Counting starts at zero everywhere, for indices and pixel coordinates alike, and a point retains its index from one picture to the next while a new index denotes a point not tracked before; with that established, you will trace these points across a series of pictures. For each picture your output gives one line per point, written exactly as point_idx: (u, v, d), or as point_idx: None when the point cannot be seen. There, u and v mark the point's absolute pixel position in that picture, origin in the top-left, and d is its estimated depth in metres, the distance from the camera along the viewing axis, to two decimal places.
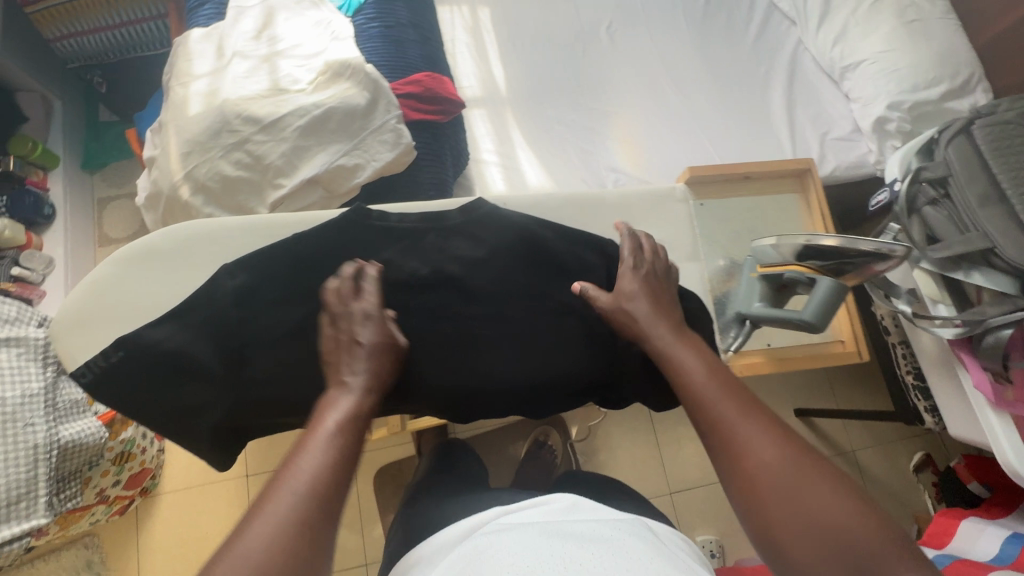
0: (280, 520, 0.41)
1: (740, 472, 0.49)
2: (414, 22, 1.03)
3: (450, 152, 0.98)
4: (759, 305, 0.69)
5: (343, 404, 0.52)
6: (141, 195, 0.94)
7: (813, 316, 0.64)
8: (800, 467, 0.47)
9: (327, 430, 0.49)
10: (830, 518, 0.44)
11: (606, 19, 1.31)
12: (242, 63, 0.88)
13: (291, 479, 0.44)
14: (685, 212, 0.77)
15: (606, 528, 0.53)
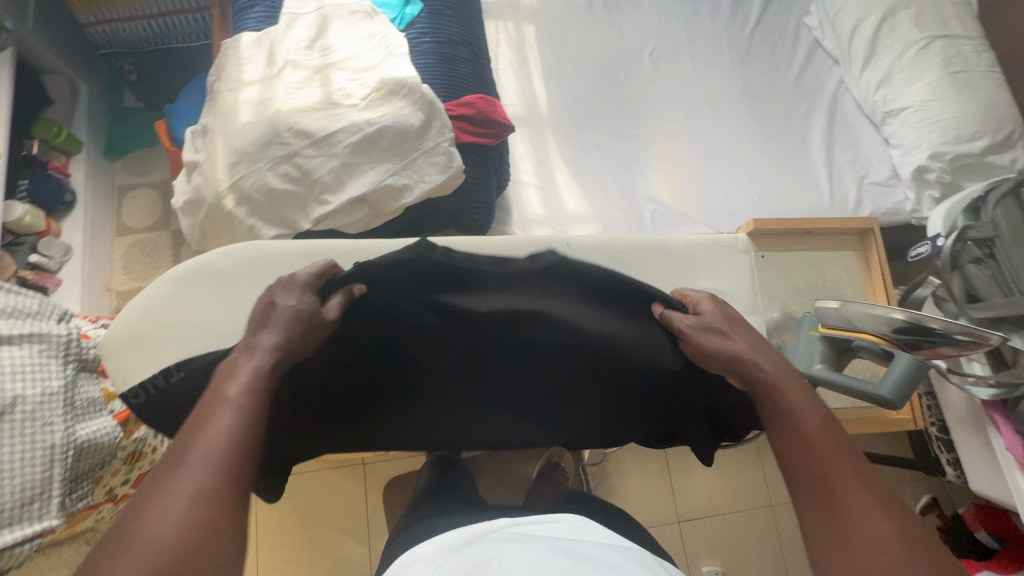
0: (198, 477, 0.43)
1: (834, 527, 0.47)
2: (465, 39, 1.02)
3: (495, 175, 0.97)
4: (821, 367, 0.78)
5: (245, 366, 0.52)
6: (178, 198, 0.92)
7: (890, 395, 0.73)
8: (906, 544, 0.44)
9: (229, 395, 0.49)
10: None
11: (650, 44, 1.30)
12: (295, 73, 0.86)
13: (198, 442, 0.45)
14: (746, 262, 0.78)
15: (593, 544, 0.55)
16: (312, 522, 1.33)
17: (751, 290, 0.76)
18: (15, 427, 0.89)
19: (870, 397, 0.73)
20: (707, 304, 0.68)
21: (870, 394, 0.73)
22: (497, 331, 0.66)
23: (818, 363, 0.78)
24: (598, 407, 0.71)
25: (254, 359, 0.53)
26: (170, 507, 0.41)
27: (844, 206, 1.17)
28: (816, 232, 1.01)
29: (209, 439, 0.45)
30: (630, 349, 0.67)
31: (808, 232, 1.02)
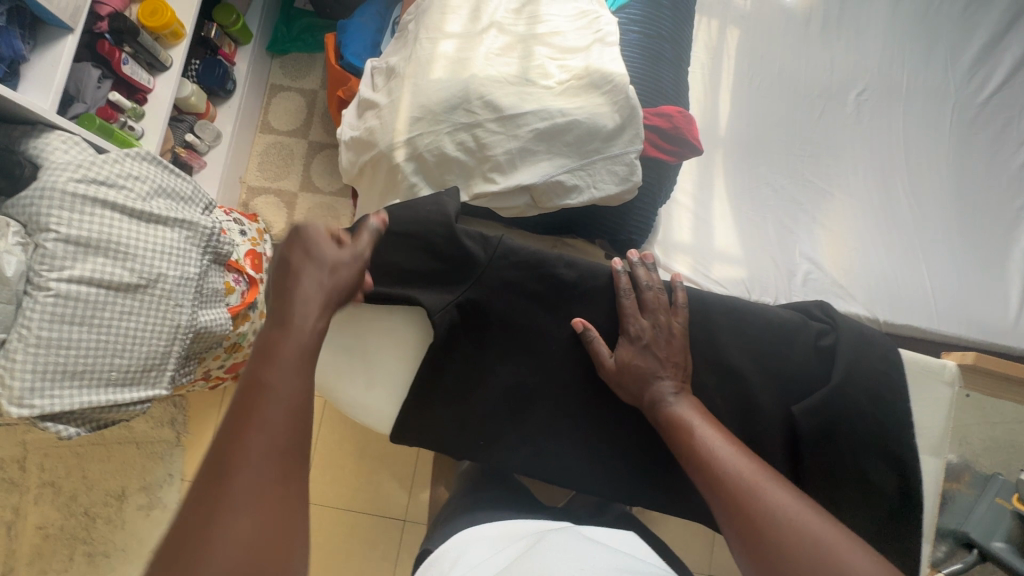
0: (240, 532, 0.38)
1: (748, 501, 0.49)
2: (673, 36, 0.92)
3: (663, 194, 0.90)
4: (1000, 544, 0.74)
5: (293, 339, 0.49)
6: (346, 130, 0.91)
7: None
8: (804, 510, 0.48)
9: (280, 369, 0.46)
10: (834, 548, 0.44)
11: (862, 83, 1.14)
12: (498, 36, 0.81)
13: (251, 429, 0.42)
14: (947, 397, 0.66)
15: (646, 563, 0.57)
16: (364, 456, 1.36)
17: (943, 428, 0.65)
18: (152, 301, 0.93)
19: None
20: (652, 276, 0.64)
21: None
22: (606, 288, 0.65)
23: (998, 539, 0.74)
24: (772, 393, 0.63)
25: (289, 377, 0.47)
26: None
27: None
28: None
29: (243, 470, 0.41)
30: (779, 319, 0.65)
31: None
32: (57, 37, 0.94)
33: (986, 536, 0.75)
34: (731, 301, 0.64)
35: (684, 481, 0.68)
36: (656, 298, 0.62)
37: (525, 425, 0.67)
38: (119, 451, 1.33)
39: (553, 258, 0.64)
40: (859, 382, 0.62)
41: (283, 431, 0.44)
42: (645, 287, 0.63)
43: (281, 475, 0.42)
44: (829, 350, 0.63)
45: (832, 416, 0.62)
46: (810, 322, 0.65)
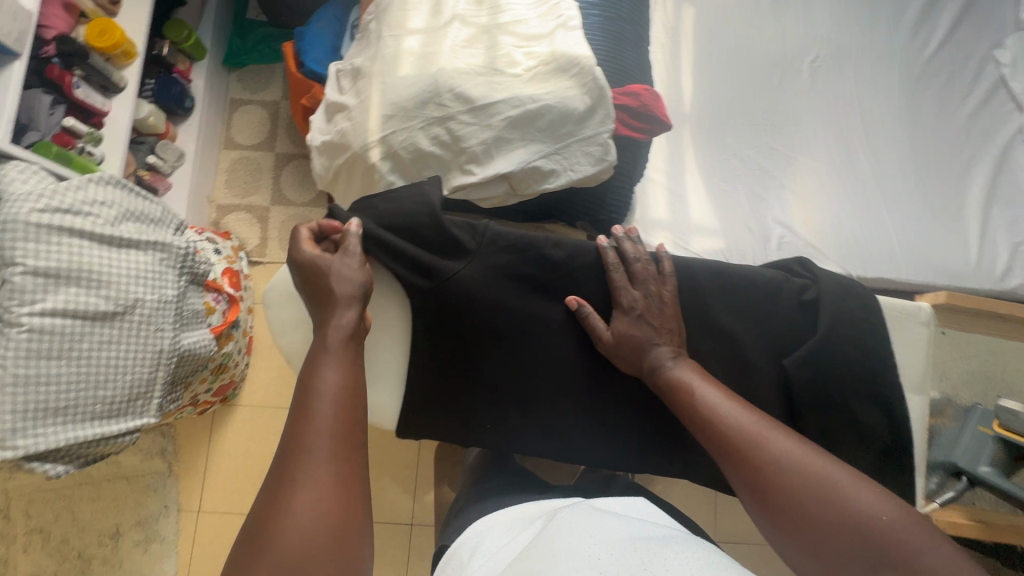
0: (295, 511, 0.46)
1: (754, 453, 0.51)
2: (632, 16, 0.94)
3: (638, 172, 0.91)
4: (986, 469, 0.78)
5: (338, 338, 0.57)
6: (317, 136, 0.91)
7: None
8: (806, 454, 0.50)
9: (318, 375, 0.54)
10: (834, 486, 0.48)
11: (814, 50, 1.18)
12: (462, 29, 0.82)
13: (305, 427, 0.50)
14: (924, 337, 0.68)
15: (660, 527, 0.58)
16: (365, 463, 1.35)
17: (924, 367, 0.68)
18: (131, 328, 0.90)
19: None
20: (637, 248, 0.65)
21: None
22: (593, 265, 0.66)
23: (983, 465, 0.79)
24: (762, 350, 0.65)
25: (327, 375, 0.54)
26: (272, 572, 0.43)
27: (990, 271, 1.08)
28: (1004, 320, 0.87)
29: (302, 459, 0.48)
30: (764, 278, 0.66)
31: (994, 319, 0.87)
32: (4, 65, 0.90)
33: (974, 463, 0.80)
34: (715, 266, 0.66)
35: (685, 447, 0.70)
36: (646, 268, 0.64)
37: (528, 408, 0.68)
38: (110, 488, 1.29)
39: (538, 239, 0.65)
40: (843, 331, 0.65)
41: (330, 422, 0.51)
42: (631, 257, 0.64)
43: (332, 463, 0.49)
44: (812, 304, 0.66)
45: (821, 366, 0.64)
46: (791, 279, 0.67)
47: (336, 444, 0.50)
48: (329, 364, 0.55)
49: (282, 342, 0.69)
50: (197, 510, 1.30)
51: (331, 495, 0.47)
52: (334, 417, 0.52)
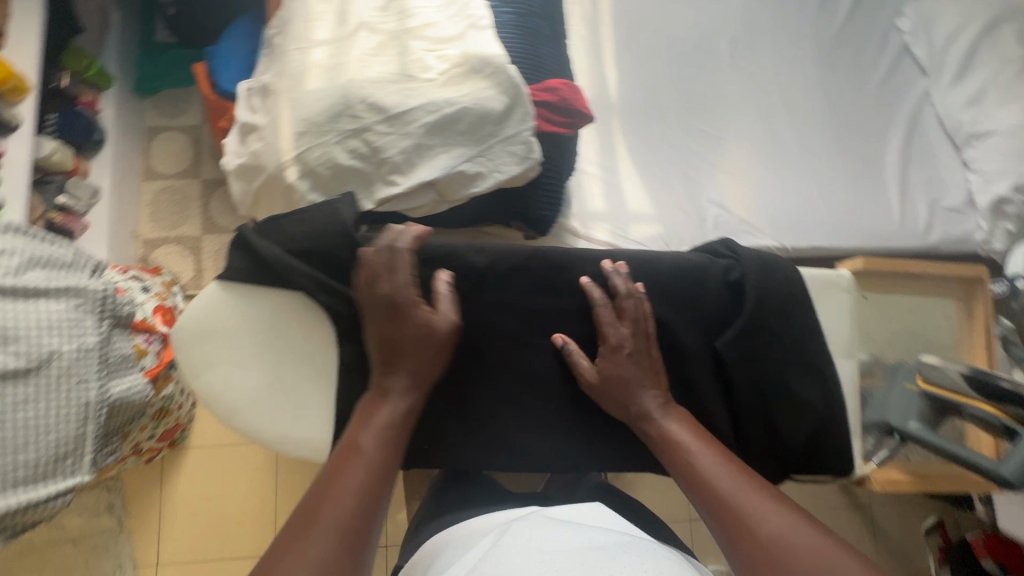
0: None
1: (744, 521, 0.51)
2: (546, 11, 0.94)
3: (567, 167, 0.91)
4: (916, 426, 0.78)
5: (387, 411, 0.53)
6: (232, 159, 0.86)
7: (1014, 476, 0.71)
8: (799, 528, 0.49)
9: (357, 444, 0.51)
10: (819, 561, 0.46)
11: (730, 32, 1.21)
12: (370, 36, 0.79)
13: (329, 496, 0.47)
14: (847, 304, 0.71)
15: (611, 533, 0.58)
16: None
17: (850, 332, 0.70)
18: (50, 383, 0.83)
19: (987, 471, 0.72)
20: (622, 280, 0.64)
21: (990, 472, 0.72)
22: (519, 267, 0.66)
23: (913, 420, 0.79)
24: (693, 334, 0.66)
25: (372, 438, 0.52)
26: None
27: (913, 230, 1.12)
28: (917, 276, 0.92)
29: (312, 533, 0.45)
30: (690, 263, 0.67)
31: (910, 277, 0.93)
32: None
33: (904, 420, 0.80)
34: (639, 256, 0.67)
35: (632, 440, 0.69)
36: (636, 303, 0.63)
37: (467, 421, 0.66)
38: (55, 554, 1.20)
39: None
40: (770, 306, 0.66)
41: (361, 491, 0.48)
42: (621, 291, 0.64)
43: (333, 549, 0.45)
44: (737, 284, 0.67)
45: (751, 343, 0.65)
46: (715, 260, 0.68)
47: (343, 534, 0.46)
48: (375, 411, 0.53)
49: (196, 385, 0.55)
50: (156, 564, 1.23)
51: None
52: (363, 493, 0.48)
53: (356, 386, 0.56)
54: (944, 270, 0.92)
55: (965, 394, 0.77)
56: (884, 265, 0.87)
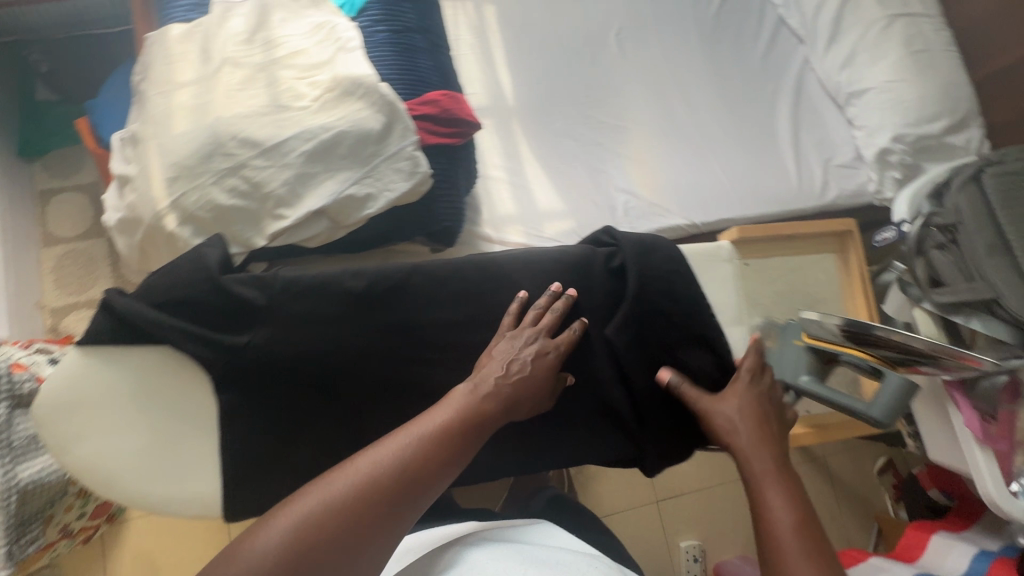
0: (314, 501, 0.45)
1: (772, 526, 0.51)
2: (422, 26, 0.94)
3: (464, 177, 0.91)
4: (807, 380, 0.71)
5: (459, 402, 0.54)
6: (112, 215, 0.82)
7: (883, 417, 0.67)
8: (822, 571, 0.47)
9: (439, 419, 0.53)
10: None
11: (616, 25, 1.25)
12: (235, 72, 0.77)
13: (396, 442, 0.50)
14: (729, 271, 0.76)
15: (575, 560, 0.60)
16: None
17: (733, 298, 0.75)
18: None
19: (861, 418, 0.68)
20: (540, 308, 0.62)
21: (862, 414, 0.68)
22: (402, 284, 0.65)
23: (805, 374, 0.72)
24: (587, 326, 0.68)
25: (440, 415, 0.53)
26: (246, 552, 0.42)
27: (811, 190, 1.18)
28: (798, 236, 0.96)
29: (362, 467, 0.48)
30: (574, 256, 0.68)
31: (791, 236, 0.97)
32: None
33: (795, 374, 0.72)
34: (522, 255, 0.67)
35: (545, 444, 0.69)
36: (549, 327, 0.61)
37: None
38: None
39: (336, 273, 0.59)
40: (651, 286, 0.69)
41: (419, 456, 0.50)
42: (535, 316, 0.61)
43: (362, 501, 0.46)
44: (619, 271, 0.69)
45: (638, 324, 0.68)
46: (596, 250, 0.70)
47: (381, 499, 0.47)
48: (447, 407, 0.54)
49: (68, 460, 0.53)
50: None
51: (338, 532, 0.44)
52: (420, 469, 0.49)
53: (245, 429, 0.57)
54: (823, 225, 0.97)
55: (846, 346, 0.71)
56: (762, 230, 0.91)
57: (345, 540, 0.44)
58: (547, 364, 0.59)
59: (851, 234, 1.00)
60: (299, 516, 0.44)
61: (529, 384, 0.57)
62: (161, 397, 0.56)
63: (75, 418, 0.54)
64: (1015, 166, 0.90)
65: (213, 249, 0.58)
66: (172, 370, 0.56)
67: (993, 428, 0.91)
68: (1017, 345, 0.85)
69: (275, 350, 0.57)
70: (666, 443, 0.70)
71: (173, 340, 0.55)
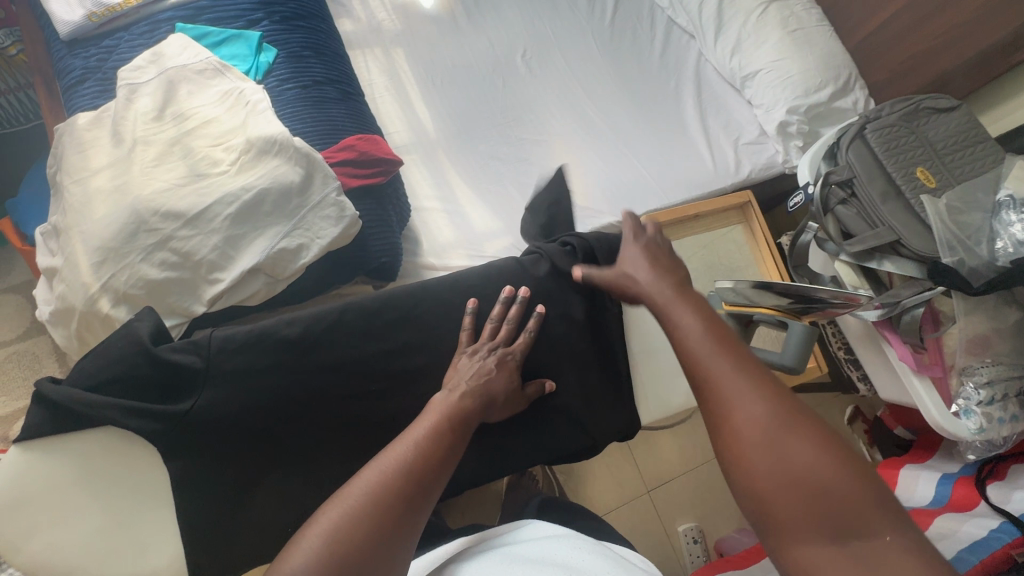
0: (345, 497, 0.48)
1: (727, 411, 0.48)
2: (330, 77, 0.98)
3: (392, 214, 0.94)
4: None
5: (441, 403, 0.59)
6: (45, 308, 0.81)
7: (794, 362, 0.71)
8: (785, 427, 0.45)
9: (433, 416, 0.57)
10: (819, 476, 0.43)
11: (520, 48, 1.32)
12: (148, 150, 0.79)
13: (398, 442, 0.54)
14: None
15: (567, 542, 0.60)
16: None
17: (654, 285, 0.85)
18: None
19: (775, 366, 0.73)
20: (498, 317, 0.69)
21: (776, 364, 0.73)
22: None
23: None
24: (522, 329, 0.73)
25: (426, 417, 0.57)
26: (294, 556, 0.44)
27: (726, 169, 1.25)
28: (700, 216, 1.09)
29: (372, 464, 0.51)
30: (501, 267, 0.74)
31: (697, 216, 1.09)
32: None
33: None
34: (450, 276, 0.72)
35: (502, 449, 0.73)
36: (508, 333, 0.68)
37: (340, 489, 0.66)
38: None
39: (270, 324, 0.62)
40: (569, 285, 0.76)
41: (424, 447, 0.53)
42: (492, 321, 0.69)
43: (386, 488, 0.49)
44: (546, 277, 0.75)
45: (565, 320, 0.75)
46: (521, 261, 0.75)
47: (402, 487, 0.49)
48: (434, 408, 0.58)
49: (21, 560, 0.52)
50: None
51: (370, 520, 0.46)
52: (428, 460, 0.52)
53: (206, 486, 0.60)
54: (718, 203, 1.10)
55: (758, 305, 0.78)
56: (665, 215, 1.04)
57: (368, 545, 0.45)
58: (508, 370, 0.66)
59: (750, 206, 1.11)
60: (332, 518, 0.46)
61: (498, 388, 0.64)
62: (109, 479, 0.57)
63: (22, 518, 0.53)
64: (889, 120, 1.01)
65: (145, 322, 0.60)
66: (117, 453, 0.58)
67: (925, 357, 0.97)
68: (925, 277, 0.93)
69: (221, 410, 0.59)
70: (614, 419, 0.77)
71: (114, 420, 0.56)
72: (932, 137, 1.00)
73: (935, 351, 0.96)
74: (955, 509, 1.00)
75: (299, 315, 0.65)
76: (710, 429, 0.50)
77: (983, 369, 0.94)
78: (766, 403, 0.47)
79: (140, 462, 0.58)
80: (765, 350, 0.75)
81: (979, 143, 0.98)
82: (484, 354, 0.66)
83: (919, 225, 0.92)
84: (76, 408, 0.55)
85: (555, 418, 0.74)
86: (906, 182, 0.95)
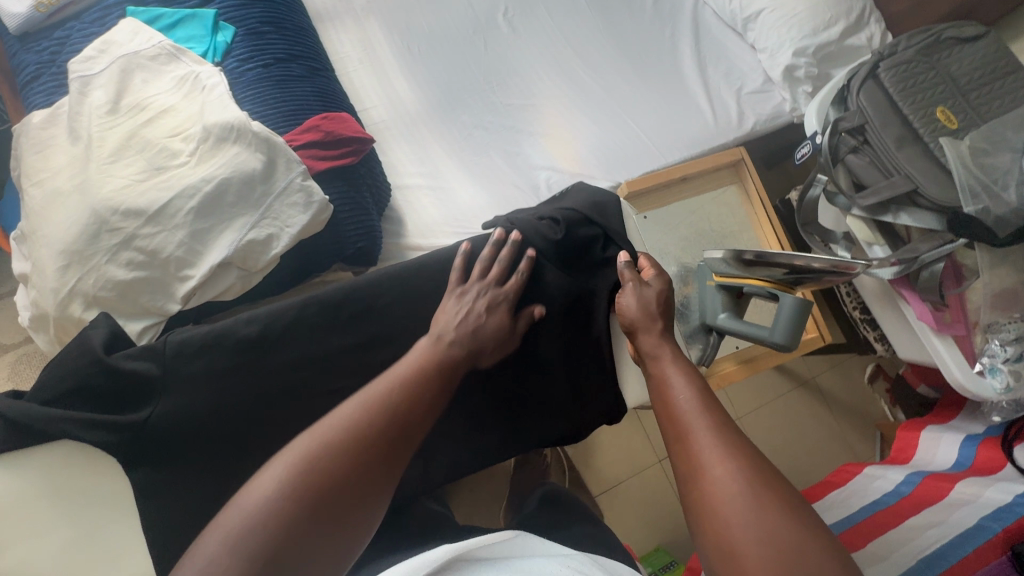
0: (310, 437, 0.46)
1: (704, 467, 0.49)
2: (293, 54, 0.93)
3: (367, 196, 0.90)
4: (724, 317, 0.77)
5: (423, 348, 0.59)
6: (23, 315, 0.80)
7: (784, 338, 0.69)
8: (760, 487, 0.45)
9: (410, 362, 0.56)
10: (789, 542, 0.41)
11: (502, 6, 1.23)
12: (103, 145, 0.75)
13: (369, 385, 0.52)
14: (631, 226, 0.86)
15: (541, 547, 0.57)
16: None
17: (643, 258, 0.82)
18: None
19: (764, 344, 0.70)
20: (490, 258, 0.68)
21: (764, 340, 0.70)
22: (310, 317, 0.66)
23: (722, 312, 0.78)
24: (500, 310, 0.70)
25: (405, 360, 0.57)
26: (257, 490, 0.42)
27: (729, 123, 1.16)
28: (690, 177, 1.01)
29: (343, 407, 0.49)
30: (473, 246, 0.71)
31: (685, 178, 1.01)
32: None
33: (715, 314, 0.78)
34: (421, 261, 0.71)
35: (486, 437, 0.71)
36: (500, 272, 0.67)
37: None
38: None
39: (229, 324, 0.62)
40: (551, 261, 0.73)
41: (398, 390, 0.52)
42: (483, 259, 0.68)
43: (355, 427, 0.47)
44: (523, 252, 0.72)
45: (546, 300, 0.72)
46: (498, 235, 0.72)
47: (377, 428, 0.48)
48: (415, 352, 0.58)
49: None
50: None
51: (341, 460, 0.45)
52: (404, 402, 0.52)
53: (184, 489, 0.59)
54: (709, 163, 1.01)
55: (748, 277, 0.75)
56: (646, 181, 0.96)
57: (338, 483, 0.43)
58: (499, 312, 0.65)
59: (744, 162, 1.02)
60: (294, 459, 0.44)
61: (483, 335, 0.63)
62: (86, 496, 0.57)
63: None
64: (905, 56, 0.91)
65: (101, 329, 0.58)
66: (91, 467, 0.57)
67: (947, 315, 0.91)
68: (945, 229, 0.85)
69: (187, 412, 0.59)
70: (602, 404, 0.76)
71: (76, 432, 0.56)
72: (955, 72, 0.89)
73: (958, 308, 0.90)
74: (979, 472, 0.95)
75: (265, 312, 0.63)
76: (686, 484, 0.49)
77: (1010, 325, 0.87)
78: (742, 462, 0.47)
79: (113, 475, 0.58)
80: (753, 325, 0.72)
81: (1008, 75, 0.88)
82: (473, 294, 0.65)
83: (939, 172, 0.83)
84: (37, 421, 0.56)
85: (538, 403, 0.73)
86: (924, 124, 0.86)
